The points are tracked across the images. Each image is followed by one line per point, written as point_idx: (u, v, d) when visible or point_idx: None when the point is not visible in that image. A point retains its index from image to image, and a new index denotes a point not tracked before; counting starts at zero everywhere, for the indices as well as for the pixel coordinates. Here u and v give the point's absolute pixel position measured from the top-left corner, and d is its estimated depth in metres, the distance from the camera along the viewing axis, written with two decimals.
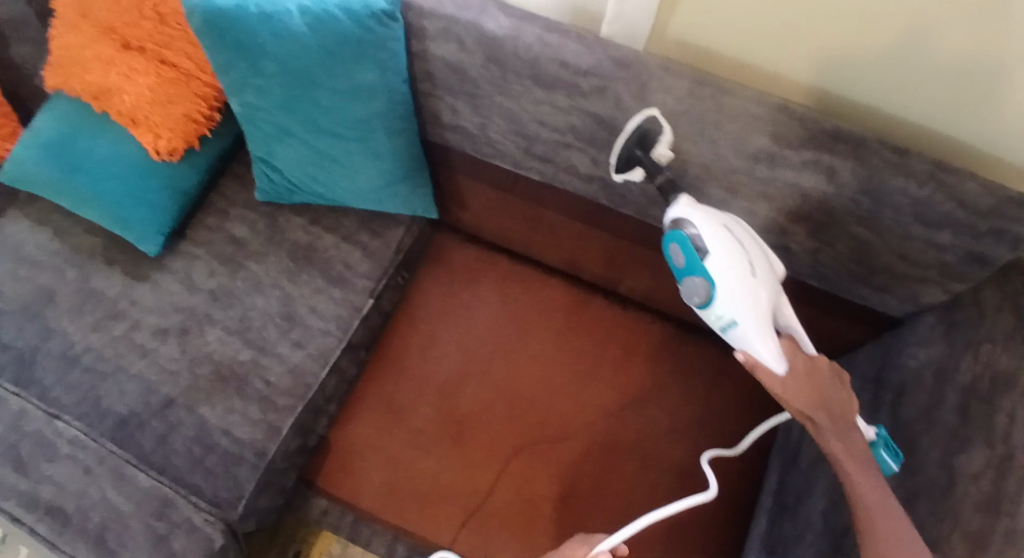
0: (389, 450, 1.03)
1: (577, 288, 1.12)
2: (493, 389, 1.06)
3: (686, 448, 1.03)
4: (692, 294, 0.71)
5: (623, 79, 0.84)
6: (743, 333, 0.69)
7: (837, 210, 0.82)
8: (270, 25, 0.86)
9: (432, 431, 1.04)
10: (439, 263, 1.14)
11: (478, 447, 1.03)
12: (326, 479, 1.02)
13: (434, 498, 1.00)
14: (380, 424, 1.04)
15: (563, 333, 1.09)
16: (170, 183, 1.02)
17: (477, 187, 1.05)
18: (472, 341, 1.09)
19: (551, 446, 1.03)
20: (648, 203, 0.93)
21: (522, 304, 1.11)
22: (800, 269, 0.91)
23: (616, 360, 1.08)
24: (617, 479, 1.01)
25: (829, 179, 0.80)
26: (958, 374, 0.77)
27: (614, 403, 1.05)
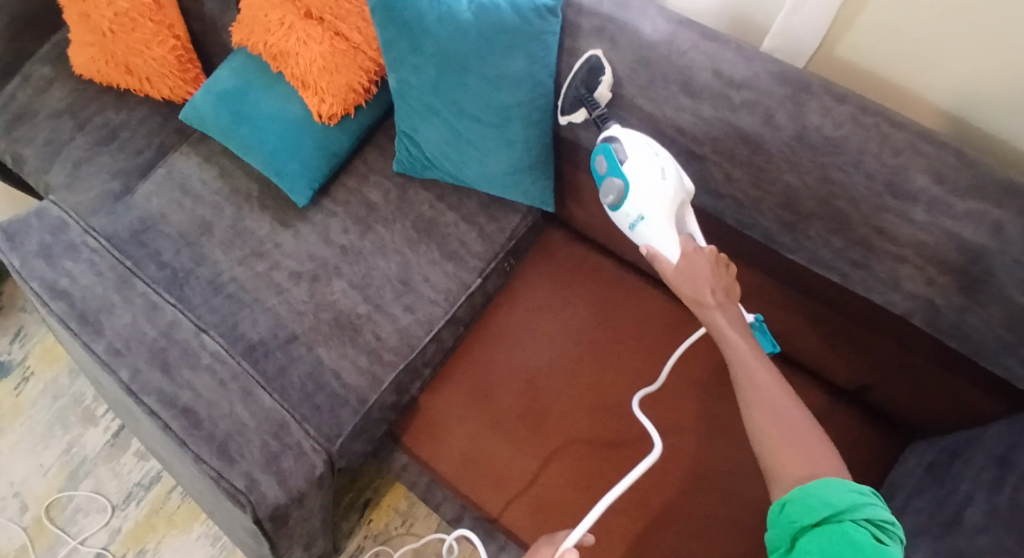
0: (471, 426, 1.07)
1: (683, 307, 1.11)
2: (580, 388, 1.07)
3: (771, 487, 0.99)
4: (610, 196, 0.82)
5: (780, 98, 0.82)
6: (648, 226, 0.79)
7: (994, 268, 0.75)
8: (438, 9, 0.91)
9: (514, 416, 1.06)
10: (550, 257, 1.17)
11: (555, 441, 1.04)
12: (412, 439, 1.08)
13: (504, 481, 1.03)
14: (466, 399, 1.08)
15: (661, 346, 1.09)
16: (324, 144, 1.09)
17: (592, 184, 1.04)
18: (567, 338, 1.10)
19: (629, 455, 1.02)
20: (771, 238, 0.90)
21: (624, 311, 1.11)
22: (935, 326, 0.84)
23: (712, 384, 1.06)
24: (691, 505, 0.98)
25: (997, 237, 0.74)
26: None
27: (703, 426, 1.03)
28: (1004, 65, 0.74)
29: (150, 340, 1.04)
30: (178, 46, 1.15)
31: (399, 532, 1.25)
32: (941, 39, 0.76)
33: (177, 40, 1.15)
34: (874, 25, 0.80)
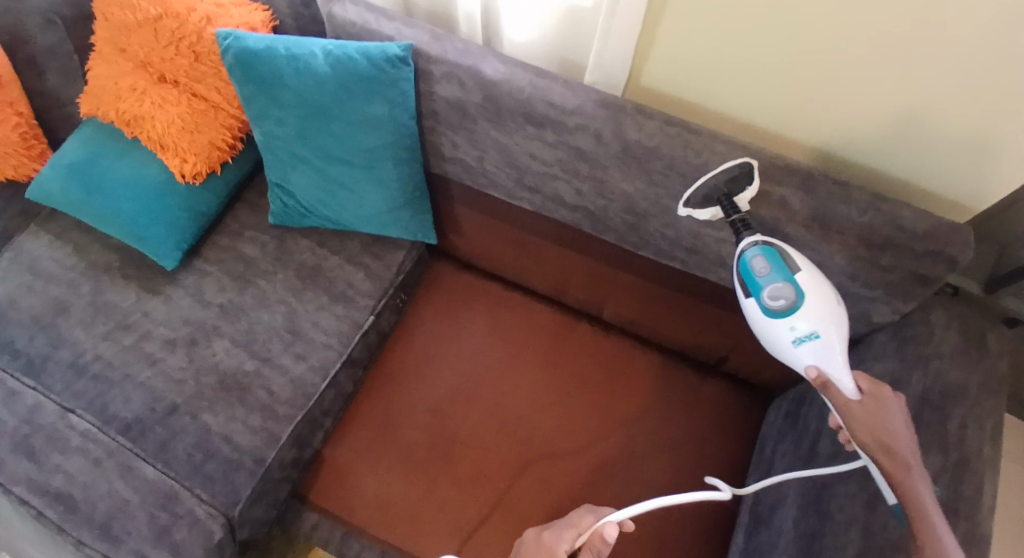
0: (382, 464, 1.08)
1: (564, 316, 1.21)
2: (483, 409, 1.12)
3: (668, 467, 1.08)
4: (782, 302, 0.78)
5: (603, 119, 0.94)
6: (823, 348, 0.76)
7: (795, 238, 0.91)
8: (295, 64, 0.98)
9: (424, 447, 1.09)
10: (436, 293, 1.22)
11: (467, 464, 1.08)
12: (320, 493, 1.07)
13: (423, 512, 1.05)
14: (374, 438, 1.10)
15: (552, 360, 1.17)
16: (188, 204, 1.09)
17: (471, 216, 1.14)
18: (464, 363, 1.16)
19: (541, 468, 1.08)
20: (628, 231, 1.03)
21: (512, 330, 1.19)
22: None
23: (601, 385, 1.15)
24: (600, 497, 1.06)
25: (783, 209, 0.90)
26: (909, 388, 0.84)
27: (598, 426, 1.11)
28: (782, 86, 0.91)
29: (11, 431, 0.97)
30: (21, 123, 1.13)
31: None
32: (731, 70, 0.93)
33: (21, 117, 1.13)
34: (674, 60, 0.96)
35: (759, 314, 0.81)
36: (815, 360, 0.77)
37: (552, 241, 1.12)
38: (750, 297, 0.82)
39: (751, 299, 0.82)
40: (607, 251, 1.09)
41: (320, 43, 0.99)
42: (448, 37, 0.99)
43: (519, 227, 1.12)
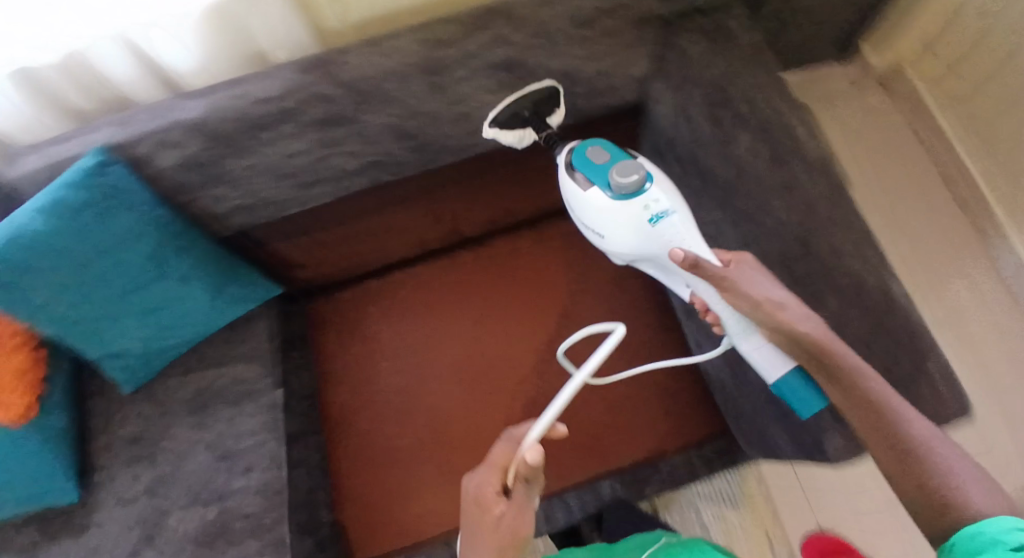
0: (396, 485, 1.10)
1: (439, 261, 1.23)
2: (437, 380, 1.15)
3: (601, 305, 1.17)
4: (631, 179, 0.86)
5: (315, 78, 0.90)
6: (679, 220, 0.87)
7: (540, 61, 0.95)
8: (20, 240, 0.89)
9: (416, 445, 1.12)
10: (324, 326, 1.21)
11: (459, 428, 1.12)
12: (365, 546, 1.08)
13: (455, 490, 1.08)
14: (372, 473, 1.11)
15: (458, 300, 1.20)
16: (42, 436, 1.01)
17: (292, 244, 1.12)
18: (394, 360, 1.17)
19: (514, 387, 1.13)
20: (419, 154, 1.03)
21: (409, 305, 1.21)
22: (559, 114, 1.02)
23: (508, 289, 1.19)
24: (573, 368, 1.13)
25: (509, 45, 0.92)
26: (697, 102, 0.95)
27: (530, 320, 1.17)
28: None
29: None
30: None
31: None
32: None
33: None
34: None
35: (600, 200, 0.89)
36: (673, 234, 0.87)
37: (376, 208, 1.12)
38: (592, 187, 0.90)
39: (591, 187, 0.90)
40: (423, 181, 1.11)
41: (27, 207, 0.91)
42: (133, 115, 0.94)
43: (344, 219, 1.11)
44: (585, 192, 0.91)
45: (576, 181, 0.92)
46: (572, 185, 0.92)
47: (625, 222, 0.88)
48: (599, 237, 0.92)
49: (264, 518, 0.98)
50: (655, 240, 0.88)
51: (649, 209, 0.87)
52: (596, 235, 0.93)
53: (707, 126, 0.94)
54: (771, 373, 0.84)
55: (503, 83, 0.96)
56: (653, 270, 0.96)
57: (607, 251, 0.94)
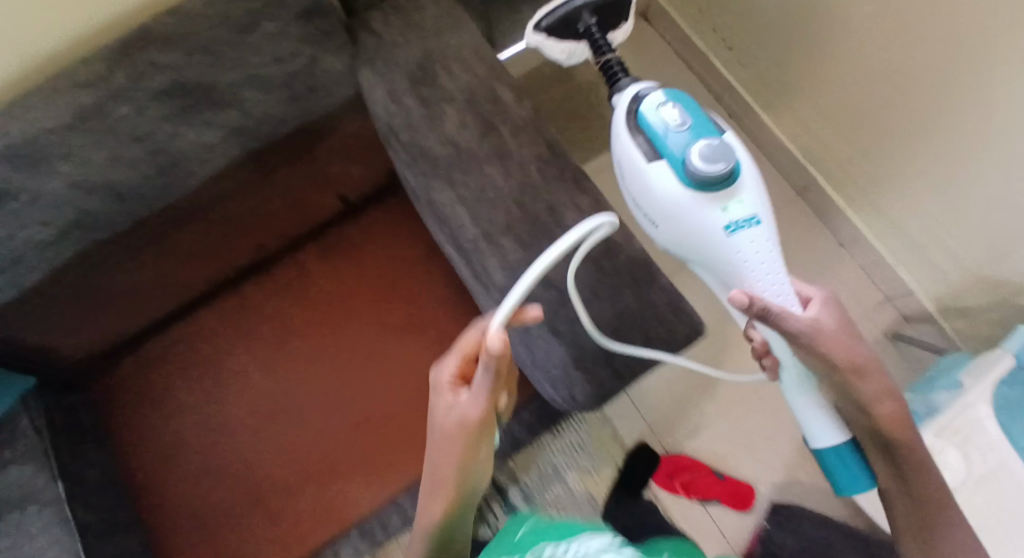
0: (228, 540, 1.05)
1: (219, 299, 1.13)
2: (247, 426, 1.08)
3: (396, 304, 1.11)
4: (720, 167, 0.71)
5: None
6: (761, 236, 0.74)
7: (222, 76, 0.86)
8: None
9: (239, 496, 1.06)
10: (111, 386, 1.09)
11: (281, 467, 1.07)
12: None
13: (291, 527, 1.07)
14: (199, 537, 1.05)
15: (254, 326, 1.11)
16: None
17: (35, 329, 0.98)
18: (195, 419, 1.08)
19: (327, 408, 1.09)
20: (129, 202, 0.94)
21: (197, 356, 1.10)
22: (264, 125, 0.95)
23: (305, 305, 1.12)
24: (382, 374, 1.09)
25: (168, 68, 0.83)
26: (401, 86, 0.92)
27: (332, 335, 1.11)
28: None
29: None
30: None
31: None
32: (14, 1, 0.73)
33: None
34: None
35: (668, 176, 0.75)
36: (752, 246, 0.74)
37: (129, 263, 1.01)
38: (660, 158, 0.76)
39: (660, 155, 0.77)
40: (169, 223, 1.01)
41: None
42: None
43: (97, 282, 1.00)
44: (652, 162, 0.77)
45: (637, 145, 0.78)
46: (636, 153, 0.78)
47: (703, 218, 0.75)
48: (654, 221, 0.80)
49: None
50: (718, 244, 0.75)
51: (731, 209, 0.74)
52: (648, 217, 0.81)
53: (415, 107, 0.92)
54: (819, 440, 0.82)
55: (176, 112, 0.87)
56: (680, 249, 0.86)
57: (655, 232, 0.83)
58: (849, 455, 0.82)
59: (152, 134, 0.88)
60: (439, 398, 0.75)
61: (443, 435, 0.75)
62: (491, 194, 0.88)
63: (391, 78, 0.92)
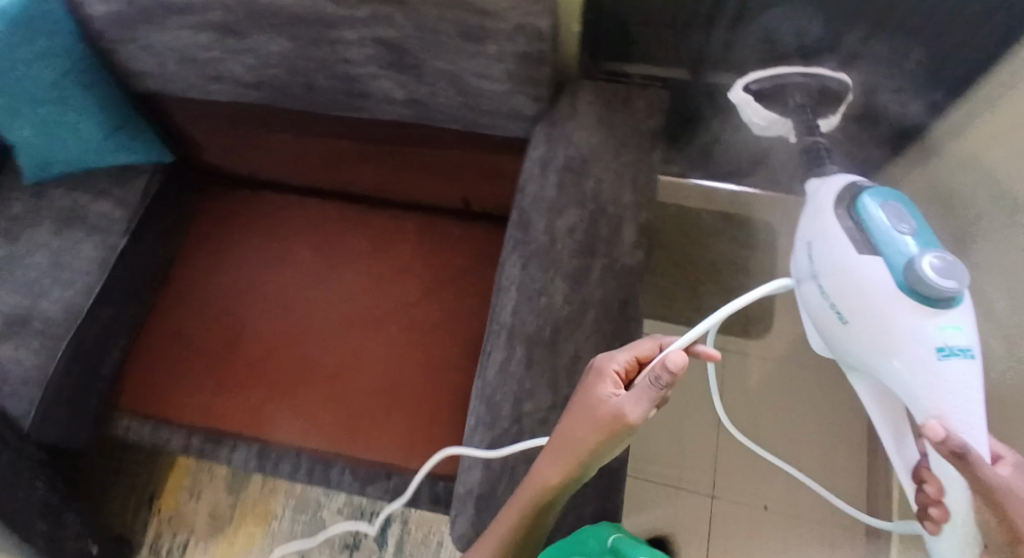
0: (182, 368, 1.13)
1: (329, 200, 1.24)
2: (267, 300, 1.17)
3: (439, 308, 1.14)
4: (948, 288, 0.61)
5: None
6: (970, 368, 0.63)
7: (433, 63, 0.98)
8: None
9: (217, 345, 1.14)
10: (204, 208, 1.23)
11: (260, 350, 1.13)
12: (129, 400, 1.11)
13: (227, 401, 1.11)
14: (170, 346, 1.14)
15: (327, 242, 1.20)
16: None
17: (197, 124, 1.16)
18: (242, 265, 1.19)
19: (326, 342, 1.13)
20: (309, 94, 1.07)
21: (283, 225, 1.21)
22: (439, 113, 1.05)
23: (372, 255, 1.19)
24: (384, 348, 1.12)
25: (394, 27, 0.95)
26: (556, 163, 0.99)
27: (372, 293, 1.16)
28: None
29: None
30: None
31: (189, 506, 1.21)
32: None
33: None
34: None
35: (875, 273, 0.66)
36: (951, 381, 0.63)
37: (281, 128, 1.14)
38: (875, 256, 0.67)
39: (875, 250, 0.67)
40: (327, 123, 1.12)
41: None
42: None
43: (252, 125, 1.15)
44: (856, 254, 0.68)
45: (852, 232, 0.69)
46: (845, 241, 0.69)
47: (901, 333, 0.64)
48: (843, 318, 0.69)
49: (58, 349, 1.05)
50: (899, 364, 0.65)
51: (947, 352, 0.63)
52: (835, 310, 0.70)
53: (553, 188, 0.97)
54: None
55: (384, 61, 0.99)
56: (847, 359, 0.74)
57: (821, 320, 0.73)
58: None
59: (358, 64, 1.01)
60: (591, 393, 0.71)
61: (586, 418, 0.70)
62: (546, 305, 0.91)
63: (552, 152, 1.00)
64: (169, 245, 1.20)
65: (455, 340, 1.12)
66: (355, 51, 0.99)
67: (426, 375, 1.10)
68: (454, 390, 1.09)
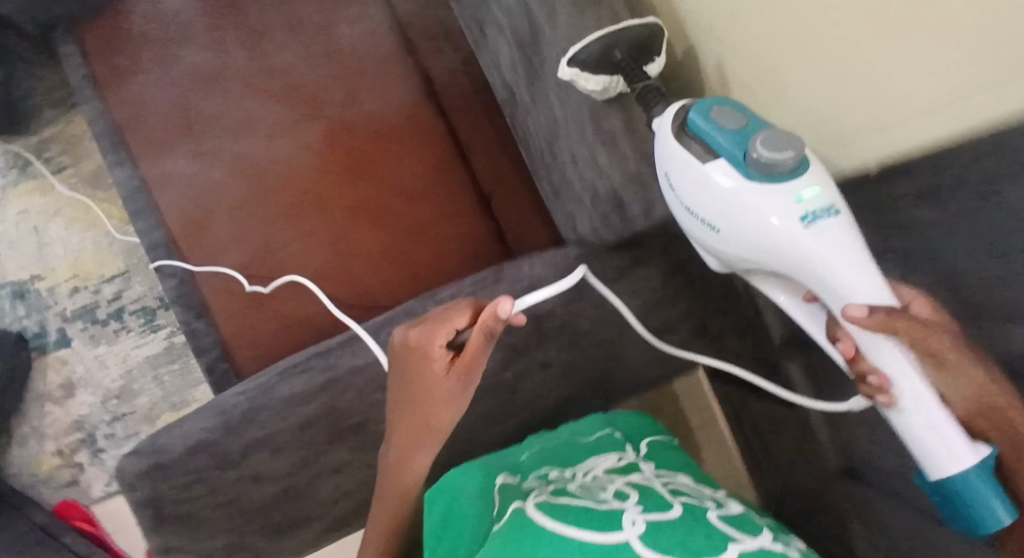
0: (154, 55, 1.04)
1: (401, 51, 1.06)
2: (264, 72, 1.05)
3: (371, 240, 1.03)
4: (788, 159, 0.53)
5: None
6: (846, 226, 0.52)
7: (550, 94, 0.76)
8: None
9: (194, 67, 1.04)
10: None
11: (218, 108, 1.04)
12: (98, 36, 1.04)
13: (156, 119, 1.03)
14: (163, 28, 1.04)
15: (364, 86, 1.05)
16: None
17: None
18: (281, 23, 1.06)
19: (266, 158, 1.03)
20: None
21: (345, 29, 1.06)
22: (527, 126, 0.83)
23: (382, 137, 1.04)
24: (300, 216, 1.03)
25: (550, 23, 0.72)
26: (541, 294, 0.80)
27: (344, 165, 1.04)
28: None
29: None
30: None
31: (90, 144, 1.21)
32: None
33: None
34: None
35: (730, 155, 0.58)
36: (827, 250, 0.51)
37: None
38: (715, 162, 0.57)
39: (709, 159, 0.57)
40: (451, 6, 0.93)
41: None
42: None
43: None
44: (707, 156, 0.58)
45: (686, 154, 0.59)
46: (684, 156, 0.59)
47: (760, 205, 0.54)
48: (713, 225, 0.59)
49: None
50: (772, 233, 0.54)
51: (804, 190, 0.53)
52: (706, 222, 0.59)
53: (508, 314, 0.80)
54: (939, 464, 0.49)
55: (516, 32, 0.78)
56: (747, 270, 0.62)
57: (710, 247, 0.61)
58: (984, 479, 0.48)
59: (500, 7, 0.79)
60: (408, 359, 0.62)
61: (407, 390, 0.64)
62: (371, 405, 0.78)
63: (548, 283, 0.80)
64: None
65: (347, 282, 1.02)
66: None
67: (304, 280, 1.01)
68: (301, 317, 1.01)
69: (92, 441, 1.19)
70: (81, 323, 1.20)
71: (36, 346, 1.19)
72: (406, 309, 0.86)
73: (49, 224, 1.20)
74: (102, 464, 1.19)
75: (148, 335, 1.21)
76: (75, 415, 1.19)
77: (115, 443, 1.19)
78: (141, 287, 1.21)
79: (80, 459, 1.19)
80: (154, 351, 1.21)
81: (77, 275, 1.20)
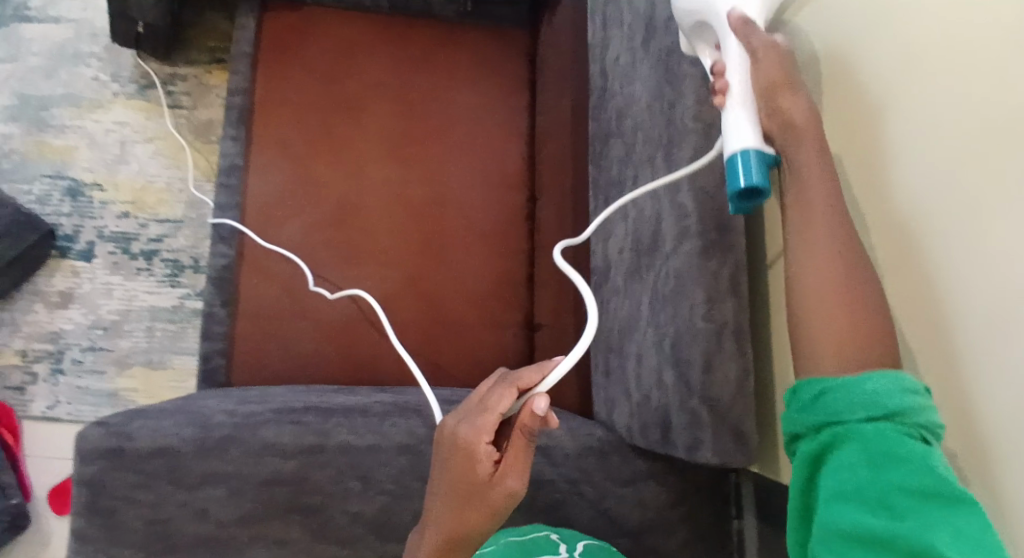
0: (308, 63, 1.08)
1: (521, 164, 1.10)
2: (393, 121, 1.08)
3: (413, 316, 1.04)
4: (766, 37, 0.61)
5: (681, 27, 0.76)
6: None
7: (643, 294, 0.79)
8: None
9: (337, 89, 1.08)
10: (494, 40, 1.13)
11: (338, 132, 1.07)
12: (271, 22, 1.09)
13: (284, 119, 1.07)
14: (326, 43, 1.08)
15: (474, 179, 1.08)
16: None
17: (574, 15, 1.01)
18: (431, 87, 1.10)
19: (358, 195, 1.06)
20: (607, 141, 0.89)
21: (482, 120, 1.10)
22: (607, 303, 0.86)
23: (464, 231, 1.07)
24: (361, 261, 1.05)
25: (673, 238, 0.74)
26: (552, 462, 0.81)
27: (417, 237, 1.06)
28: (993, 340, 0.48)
29: None
30: None
31: (217, 99, 1.24)
32: None
33: None
34: None
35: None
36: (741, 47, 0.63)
37: (573, 109, 1.01)
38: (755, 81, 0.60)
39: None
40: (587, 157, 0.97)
41: None
42: None
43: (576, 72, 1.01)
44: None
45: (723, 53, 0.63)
46: None
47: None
48: None
49: None
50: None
51: None
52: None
53: None
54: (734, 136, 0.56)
55: (637, 224, 0.81)
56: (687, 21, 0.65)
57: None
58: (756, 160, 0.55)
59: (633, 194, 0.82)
60: (455, 457, 0.58)
61: (464, 492, 0.58)
62: (343, 491, 0.77)
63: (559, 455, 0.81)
64: (443, 14, 1.11)
65: (370, 342, 1.03)
66: (646, 196, 0.79)
67: (337, 322, 1.03)
68: (309, 353, 1.02)
69: (57, 360, 1.18)
70: (111, 247, 1.20)
71: (60, 246, 1.19)
72: (414, 408, 0.85)
73: (136, 144, 1.22)
74: (53, 385, 1.17)
75: (164, 286, 1.20)
76: (55, 327, 1.18)
77: (77, 372, 1.17)
78: (184, 241, 1.21)
79: (36, 370, 1.17)
80: (161, 304, 1.20)
81: (134, 201, 1.21)
